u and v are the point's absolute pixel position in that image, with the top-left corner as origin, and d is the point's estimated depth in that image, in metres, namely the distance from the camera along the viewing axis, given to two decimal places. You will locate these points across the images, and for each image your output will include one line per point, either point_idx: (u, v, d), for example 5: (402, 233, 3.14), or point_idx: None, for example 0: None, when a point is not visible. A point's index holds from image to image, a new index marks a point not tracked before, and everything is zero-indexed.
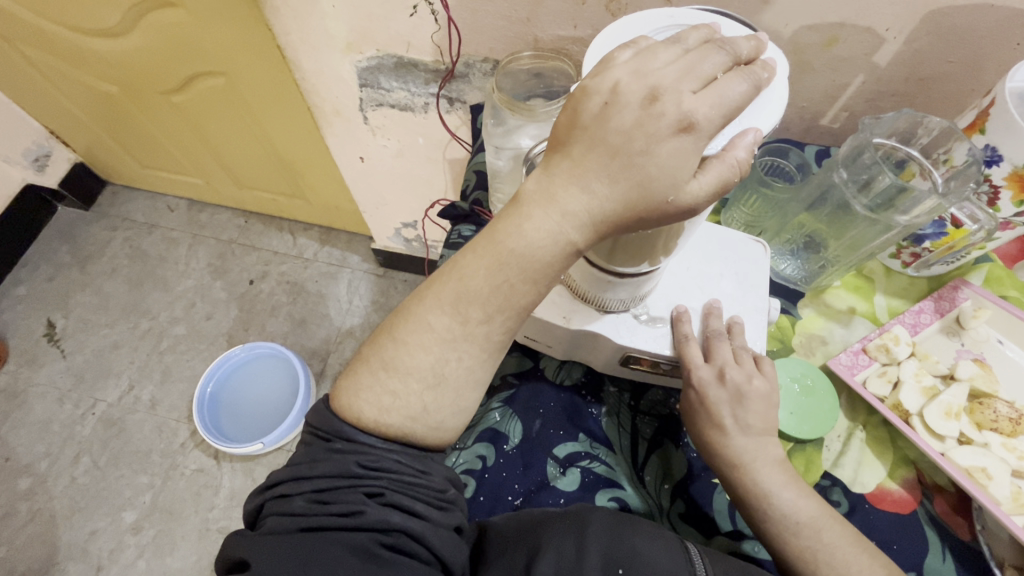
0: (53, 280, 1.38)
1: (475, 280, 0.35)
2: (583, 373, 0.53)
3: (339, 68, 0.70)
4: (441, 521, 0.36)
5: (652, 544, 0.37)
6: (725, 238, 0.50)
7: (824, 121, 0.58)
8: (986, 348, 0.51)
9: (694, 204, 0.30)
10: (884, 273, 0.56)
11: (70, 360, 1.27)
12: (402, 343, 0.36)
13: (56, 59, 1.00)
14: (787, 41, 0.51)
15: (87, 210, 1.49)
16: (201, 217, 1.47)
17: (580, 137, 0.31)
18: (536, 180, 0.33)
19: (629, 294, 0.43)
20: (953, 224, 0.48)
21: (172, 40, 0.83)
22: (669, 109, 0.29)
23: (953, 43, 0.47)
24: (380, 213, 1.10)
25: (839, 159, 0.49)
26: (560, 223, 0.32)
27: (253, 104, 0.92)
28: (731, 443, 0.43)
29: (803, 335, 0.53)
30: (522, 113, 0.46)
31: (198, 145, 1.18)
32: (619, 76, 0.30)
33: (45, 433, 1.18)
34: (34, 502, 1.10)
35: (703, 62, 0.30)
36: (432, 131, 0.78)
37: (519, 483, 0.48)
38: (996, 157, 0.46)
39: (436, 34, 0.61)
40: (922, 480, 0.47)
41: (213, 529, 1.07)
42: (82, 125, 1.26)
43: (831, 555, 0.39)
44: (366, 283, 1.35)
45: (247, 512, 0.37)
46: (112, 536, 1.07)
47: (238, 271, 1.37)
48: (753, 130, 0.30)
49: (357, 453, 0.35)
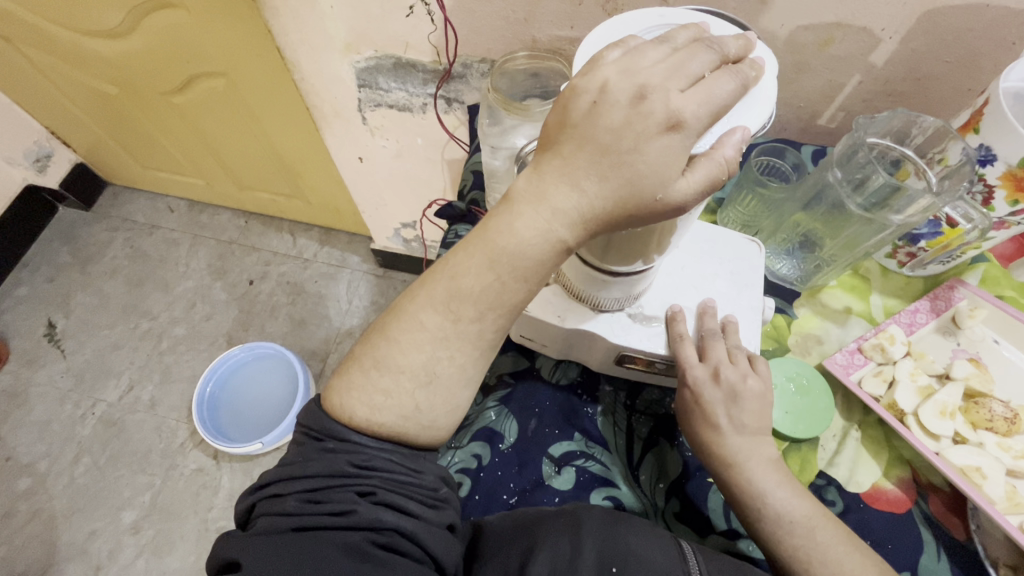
0: (54, 280, 1.38)
1: (466, 279, 0.35)
2: (579, 372, 0.53)
3: (337, 68, 0.70)
4: (434, 520, 0.36)
5: (647, 542, 0.37)
6: (720, 237, 0.50)
7: (820, 121, 0.58)
8: (982, 347, 0.51)
9: (683, 202, 0.30)
10: (880, 272, 0.56)
11: (70, 360, 1.27)
12: (394, 342, 0.37)
13: (58, 60, 1.01)
14: (783, 41, 0.51)
15: (87, 210, 1.49)
16: (201, 218, 1.47)
17: (570, 135, 0.31)
18: (527, 178, 0.33)
19: (623, 292, 0.43)
20: (947, 224, 0.48)
21: (172, 41, 0.83)
22: (657, 108, 0.29)
23: (948, 43, 0.47)
24: (379, 213, 1.10)
25: (834, 158, 0.49)
26: (550, 221, 0.32)
27: (253, 105, 0.93)
28: (725, 442, 0.43)
29: (798, 334, 0.53)
30: (517, 112, 0.46)
31: (199, 145, 1.18)
32: (608, 75, 0.30)
33: (45, 432, 1.18)
34: (33, 502, 1.11)
35: (691, 61, 0.30)
36: (431, 132, 0.78)
37: (514, 482, 0.48)
38: (990, 156, 0.46)
39: (434, 34, 0.61)
40: (917, 480, 0.46)
41: (212, 529, 1.07)
42: (84, 125, 1.27)
43: (824, 554, 0.39)
44: (366, 283, 1.35)
45: (239, 512, 0.37)
46: (111, 536, 1.07)
47: (238, 271, 1.38)
48: (741, 128, 0.30)
49: (349, 452, 0.35)
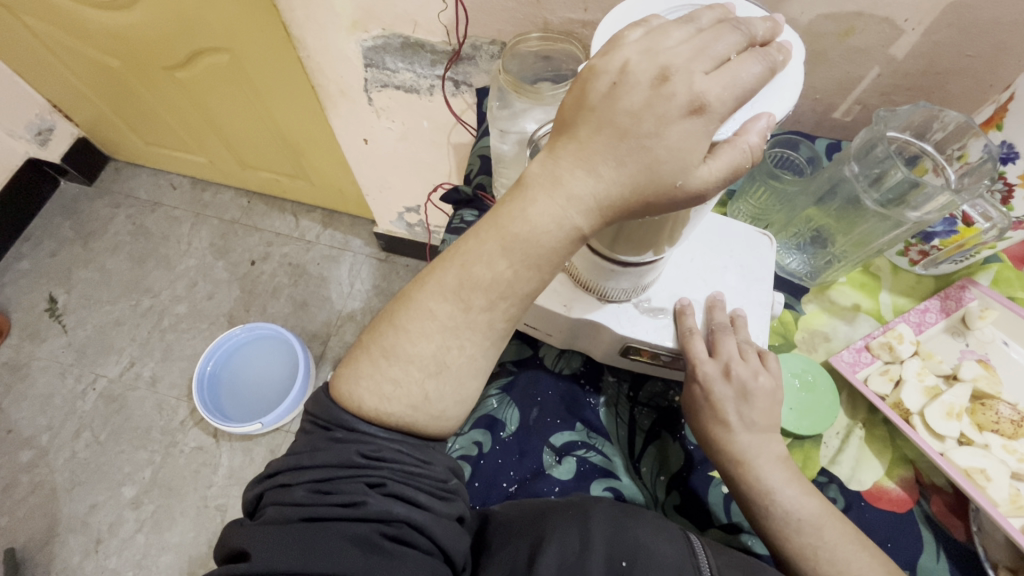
0: (55, 255, 1.37)
1: (478, 267, 0.34)
2: (582, 363, 0.52)
3: (343, 46, 0.69)
4: (443, 512, 0.35)
5: (656, 535, 0.37)
6: (730, 230, 0.50)
7: (836, 114, 0.57)
8: (991, 349, 0.50)
9: (703, 190, 0.29)
10: (891, 270, 0.55)
11: (71, 335, 1.27)
12: (403, 330, 0.36)
13: (59, 31, 0.99)
14: (802, 30, 0.49)
15: (88, 184, 1.48)
16: (203, 197, 1.46)
17: (587, 119, 0.30)
18: (542, 163, 0.32)
19: (631, 284, 0.43)
20: (964, 222, 0.47)
21: (175, 15, 0.81)
22: (680, 91, 0.28)
23: (974, 35, 0.46)
24: (383, 196, 1.09)
25: (851, 152, 0.48)
26: (564, 207, 0.31)
27: (257, 82, 0.91)
28: (734, 439, 0.43)
29: (805, 331, 0.53)
30: (528, 96, 0.46)
31: (200, 121, 1.17)
32: (629, 55, 0.29)
33: (46, 407, 1.19)
34: (34, 475, 1.11)
35: (716, 42, 0.29)
36: (437, 114, 0.76)
37: (514, 471, 0.48)
38: (1012, 154, 0.45)
39: (444, 13, 0.60)
40: (920, 479, 0.46)
41: (212, 507, 1.08)
42: (85, 99, 1.25)
43: (832, 552, 0.39)
44: (368, 267, 1.35)
45: (247, 501, 0.37)
46: (112, 510, 1.08)
47: (240, 251, 1.37)
48: (766, 115, 0.29)
49: (358, 442, 0.35)
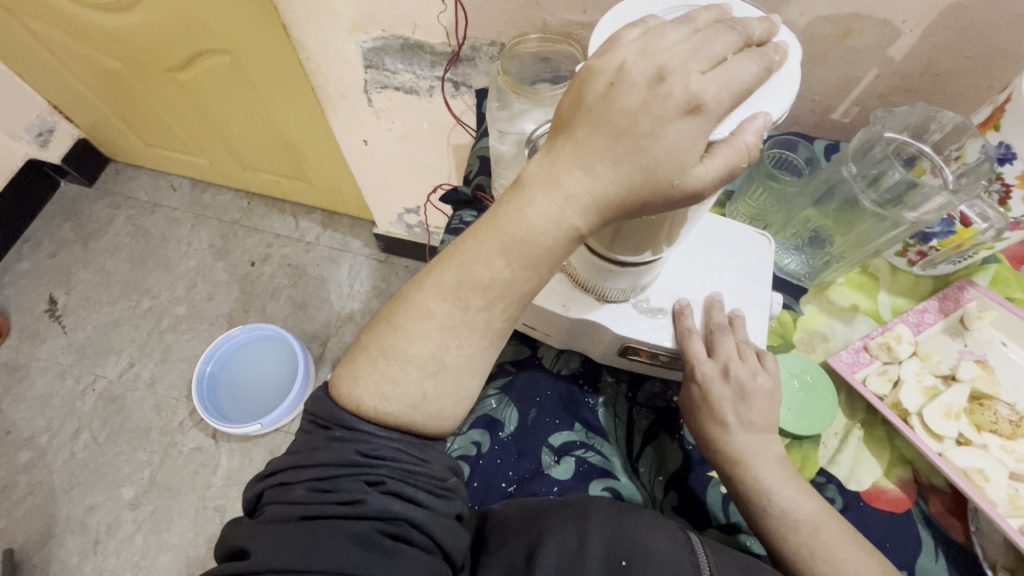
0: (56, 256, 1.38)
1: (476, 267, 0.34)
2: (580, 363, 0.52)
3: (343, 48, 0.69)
4: (442, 510, 0.35)
5: (654, 534, 0.37)
6: (728, 230, 0.50)
7: (835, 115, 0.57)
8: (989, 349, 0.50)
9: (700, 189, 0.29)
10: (889, 271, 0.55)
11: (71, 336, 1.27)
12: (401, 330, 0.36)
13: (61, 33, 1.00)
14: (799, 32, 0.49)
15: (88, 185, 1.48)
16: (203, 198, 1.46)
17: (584, 120, 0.30)
18: (540, 163, 0.32)
19: (629, 284, 0.43)
20: (962, 223, 0.47)
21: (175, 17, 0.82)
22: (677, 90, 0.28)
23: (971, 37, 0.46)
24: (382, 197, 1.09)
25: (849, 152, 0.48)
26: (562, 208, 0.31)
27: (257, 84, 0.91)
28: (733, 439, 0.43)
29: (804, 331, 0.53)
30: (527, 96, 0.46)
31: (200, 122, 1.17)
32: (626, 56, 0.30)
33: (45, 407, 1.19)
34: (33, 476, 1.11)
35: (714, 42, 0.29)
36: (436, 115, 0.76)
37: (513, 471, 0.48)
38: (1010, 154, 0.46)
39: (444, 15, 0.60)
40: (918, 480, 0.46)
41: (210, 508, 1.08)
42: (86, 101, 1.25)
43: (830, 552, 0.39)
44: (367, 268, 1.35)
45: (246, 500, 0.37)
46: (111, 511, 1.08)
47: (239, 252, 1.37)
48: (763, 114, 0.29)
49: (358, 441, 0.35)
